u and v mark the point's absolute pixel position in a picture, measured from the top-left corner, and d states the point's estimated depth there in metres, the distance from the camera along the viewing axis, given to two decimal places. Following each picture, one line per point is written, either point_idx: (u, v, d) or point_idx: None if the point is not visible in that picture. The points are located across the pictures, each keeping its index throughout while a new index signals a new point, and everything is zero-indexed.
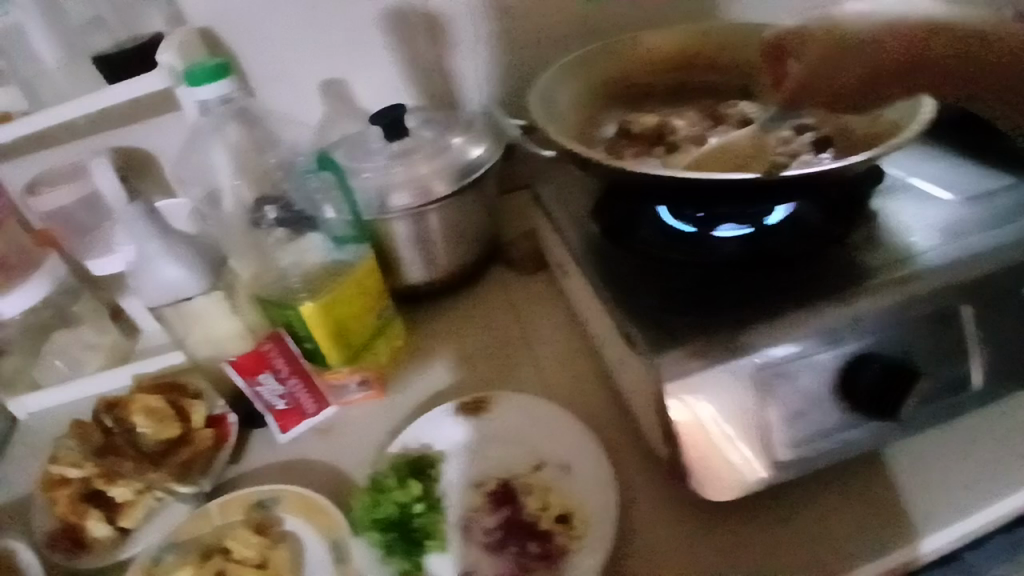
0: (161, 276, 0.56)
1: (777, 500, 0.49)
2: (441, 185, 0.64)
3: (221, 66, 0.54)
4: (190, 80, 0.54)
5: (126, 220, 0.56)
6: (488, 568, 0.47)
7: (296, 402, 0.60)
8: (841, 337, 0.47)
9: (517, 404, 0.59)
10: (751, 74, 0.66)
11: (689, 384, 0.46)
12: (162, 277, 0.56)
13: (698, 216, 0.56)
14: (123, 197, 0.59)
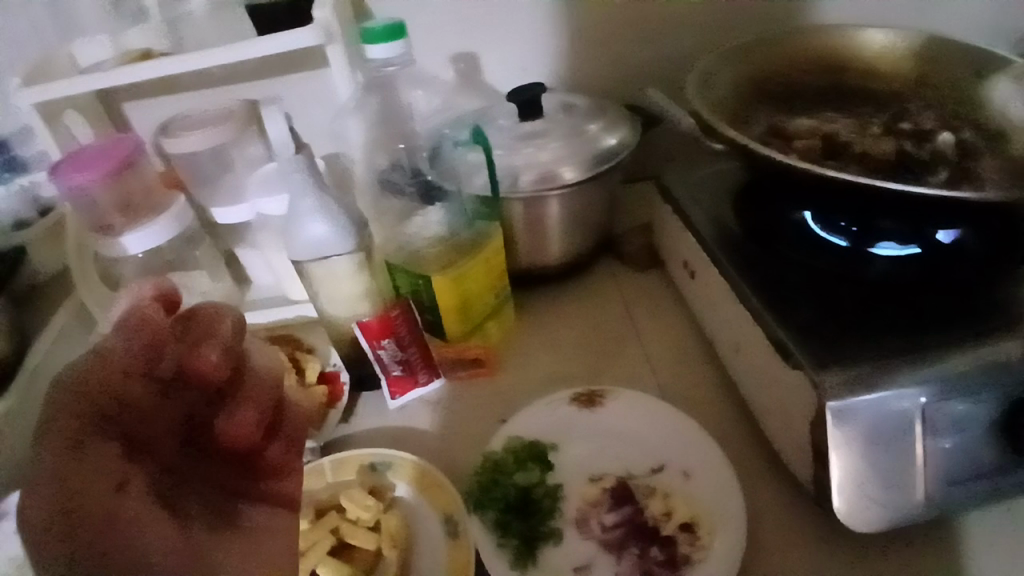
0: (308, 229, 0.55)
1: (919, 539, 0.46)
2: (574, 169, 0.62)
3: (398, 27, 0.55)
4: (367, 37, 0.55)
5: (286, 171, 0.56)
6: (604, 565, 0.46)
7: (410, 370, 0.60)
8: (1018, 375, 0.44)
9: (633, 402, 0.57)
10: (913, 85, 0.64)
11: (847, 404, 0.43)
12: (311, 231, 0.55)
13: (851, 229, 0.51)
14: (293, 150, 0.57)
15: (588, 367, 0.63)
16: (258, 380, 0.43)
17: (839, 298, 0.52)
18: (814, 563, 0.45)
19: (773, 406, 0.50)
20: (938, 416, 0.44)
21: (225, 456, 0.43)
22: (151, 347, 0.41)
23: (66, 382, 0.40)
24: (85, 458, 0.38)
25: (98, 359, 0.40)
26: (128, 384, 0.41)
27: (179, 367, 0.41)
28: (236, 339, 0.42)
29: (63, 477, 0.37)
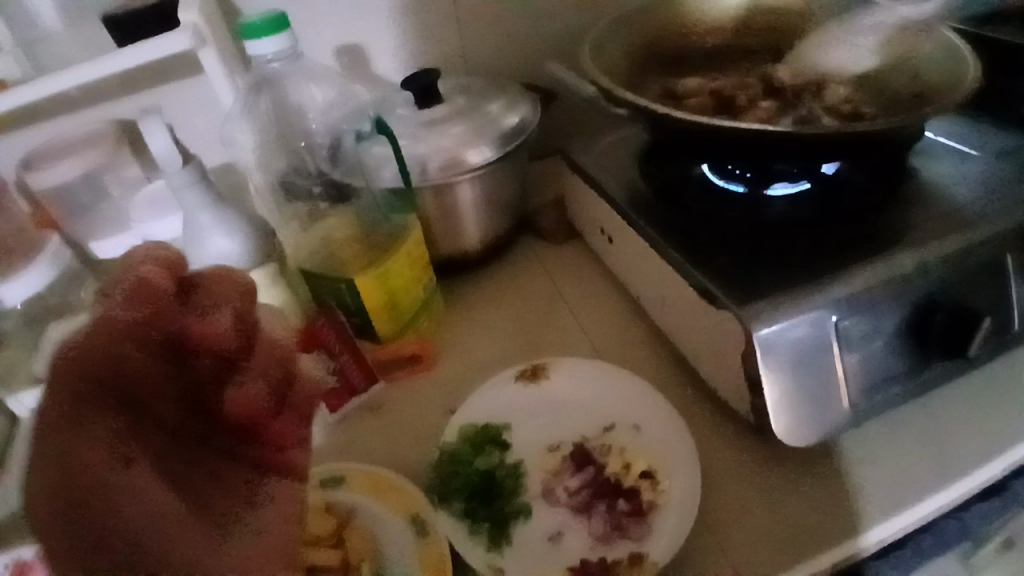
0: (211, 244, 0.57)
1: (847, 445, 0.50)
2: (482, 150, 0.62)
3: (281, 19, 0.55)
4: (249, 32, 0.54)
5: (176, 187, 0.56)
6: (576, 529, 0.47)
7: (346, 380, 0.58)
8: (905, 282, 0.49)
9: (575, 368, 0.58)
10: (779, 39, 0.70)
11: (772, 332, 0.47)
12: (211, 244, 0.57)
13: (746, 176, 0.58)
14: (176, 158, 0.56)
15: (526, 343, 0.63)
16: (270, 348, 0.33)
17: (745, 239, 0.56)
18: (762, 484, 0.49)
19: (706, 348, 0.53)
20: (848, 329, 0.48)
21: (239, 442, 0.31)
22: (159, 315, 0.29)
23: (62, 354, 0.27)
24: (77, 445, 0.26)
25: (96, 321, 0.28)
26: (125, 347, 0.28)
27: (178, 330, 0.30)
28: (243, 314, 0.32)
29: (51, 466, 0.25)
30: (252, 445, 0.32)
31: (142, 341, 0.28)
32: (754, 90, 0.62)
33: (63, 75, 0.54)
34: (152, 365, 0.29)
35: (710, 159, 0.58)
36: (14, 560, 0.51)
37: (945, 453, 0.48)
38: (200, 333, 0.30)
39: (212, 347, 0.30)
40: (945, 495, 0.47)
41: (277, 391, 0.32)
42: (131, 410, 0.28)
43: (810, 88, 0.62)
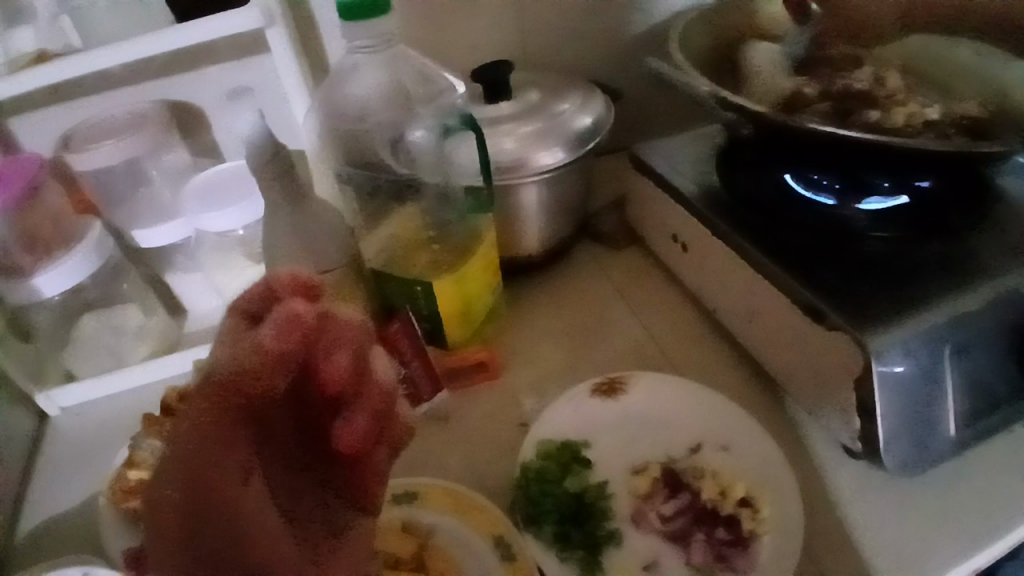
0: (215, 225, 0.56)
1: (951, 475, 0.48)
2: (560, 152, 0.59)
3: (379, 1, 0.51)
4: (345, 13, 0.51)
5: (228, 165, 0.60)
6: (673, 559, 0.44)
7: (414, 389, 0.54)
8: (1015, 304, 0.47)
9: (656, 384, 0.55)
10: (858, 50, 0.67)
11: (888, 356, 0.44)
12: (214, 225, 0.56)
13: (834, 187, 0.53)
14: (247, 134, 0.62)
15: (596, 354, 0.61)
16: (384, 391, 0.30)
17: (839, 253, 0.53)
18: (867, 517, 0.46)
19: (799, 369, 0.51)
20: (960, 355, 0.46)
21: (329, 472, 0.30)
22: (304, 345, 0.28)
23: (212, 371, 0.28)
24: (199, 460, 0.27)
25: (245, 347, 0.28)
26: (269, 377, 0.28)
27: (305, 367, 0.28)
28: (358, 347, 0.29)
29: (182, 465, 0.27)
30: (341, 475, 0.30)
31: (279, 372, 0.27)
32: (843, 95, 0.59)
33: (122, 47, 0.50)
34: (281, 396, 0.28)
35: (802, 167, 0.54)
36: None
37: None
38: (327, 376, 0.28)
39: (326, 390, 0.28)
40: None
41: (377, 431, 0.30)
42: (263, 435, 0.28)
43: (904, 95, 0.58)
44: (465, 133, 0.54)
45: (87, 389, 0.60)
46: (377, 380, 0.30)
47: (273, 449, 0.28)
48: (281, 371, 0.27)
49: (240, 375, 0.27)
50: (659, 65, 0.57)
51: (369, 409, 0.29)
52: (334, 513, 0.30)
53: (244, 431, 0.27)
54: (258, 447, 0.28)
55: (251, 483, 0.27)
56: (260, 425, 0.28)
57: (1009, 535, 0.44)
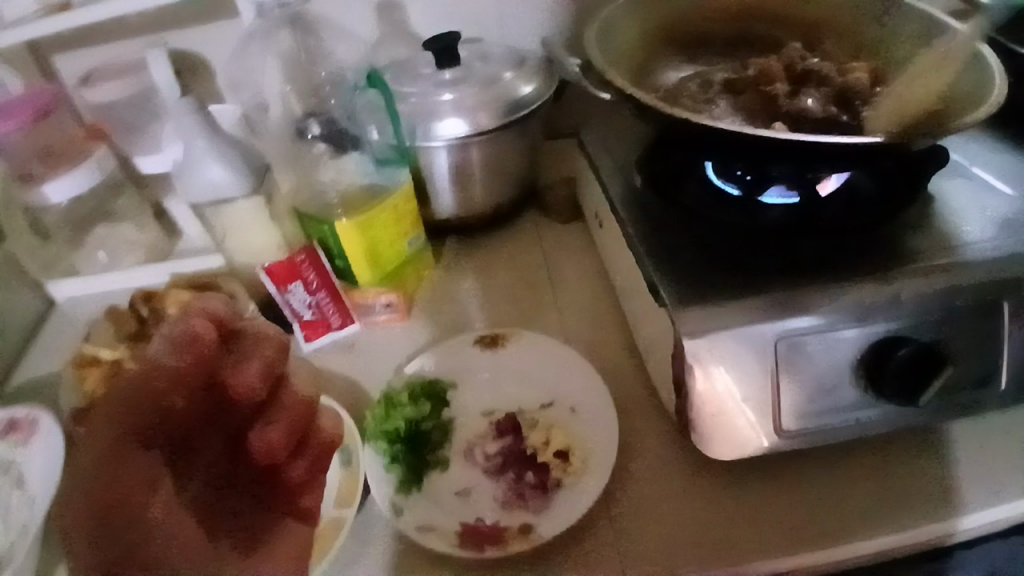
0: (206, 173, 0.59)
1: (775, 469, 0.49)
2: (485, 118, 0.63)
3: None
4: None
5: (177, 117, 0.58)
6: (485, 490, 0.49)
7: (322, 314, 0.63)
8: (874, 315, 0.47)
9: (532, 344, 0.59)
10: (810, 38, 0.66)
11: (704, 338, 0.46)
12: (207, 173, 0.59)
13: (745, 177, 0.51)
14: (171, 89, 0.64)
15: (503, 313, 0.65)
16: (297, 405, 0.42)
17: (724, 247, 0.54)
18: (678, 491, 0.48)
19: (654, 347, 0.53)
20: (798, 352, 0.46)
21: (252, 481, 0.42)
22: (199, 365, 0.39)
23: (134, 392, 0.39)
24: (126, 463, 0.37)
25: (144, 377, 0.40)
26: (171, 396, 0.39)
27: (213, 376, 0.40)
28: (278, 355, 0.42)
29: (103, 475, 0.36)
30: (263, 488, 0.42)
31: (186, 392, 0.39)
32: (743, 81, 0.60)
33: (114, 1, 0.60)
34: (184, 409, 0.39)
35: (716, 155, 0.52)
36: (9, 419, 0.58)
37: (872, 491, 0.47)
38: (230, 391, 0.40)
39: (238, 397, 0.40)
40: (876, 546, 0.44)
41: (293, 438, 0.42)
42: (170, 441, 0.39)
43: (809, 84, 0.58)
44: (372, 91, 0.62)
45: (102, 281, 0.74)
46: (290, 394, 0.42)
47: (192, 453, 0.40)
48: (185, 386, 0.39)
49: (150, 398, 0.39)
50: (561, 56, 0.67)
51: (278, 416, 0.42)
52: (255, 522, 0.42)
53: (150, 450, 0.38)
54: (180, 456, 0.39)
55: (158, 488, 0.37)
56: (181, 438, 0.39)
57: (815, 544, 0.44)
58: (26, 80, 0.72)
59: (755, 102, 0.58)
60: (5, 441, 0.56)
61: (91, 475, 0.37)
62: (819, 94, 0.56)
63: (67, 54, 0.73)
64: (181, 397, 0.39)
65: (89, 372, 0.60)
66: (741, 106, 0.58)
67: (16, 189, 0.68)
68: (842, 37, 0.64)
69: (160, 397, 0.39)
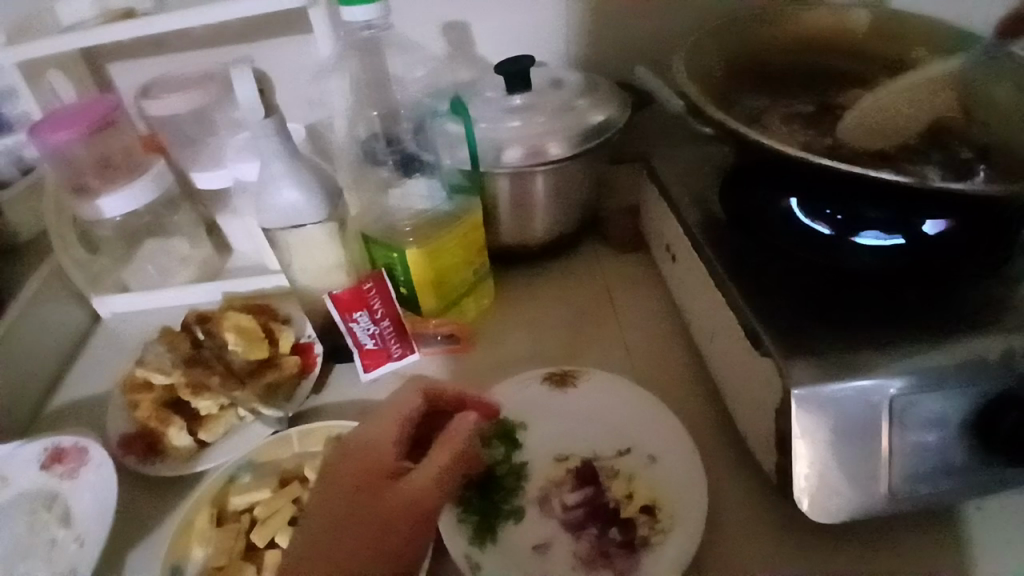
0: (280, 196, 0.56)
1: (877, 531, 0.45)
2: (557, 147, 0.60)
3: None
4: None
5: (257, 136, 0.55)
6: (563, 544, 0.46)
7: (384, 344, 0.60)
8: (990, 370, 0.43)
9: (602, 383, 0.56)
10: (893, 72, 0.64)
11: (806, 393, 0.43)
12: (281, 197, 0.56)
13: (836, 218, 0.48)
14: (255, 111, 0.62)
15: (565, 348, 0.63)
16: (466, 443, 0.46)
17: (814, 289, 0.51)
18: (771, 555, 0.45)
19: (740, 395, 0.50)
20: (904, 411, 0.43)
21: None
22: (463, 454, 0.46)
23: (358, 453, 0.46)
24: (360, 510, 0.43)
25: (373, 440, 0.47)
26: (388, 453, 0.46)
27: (466, 436, 0.46)
28: (469, 449, 0.46)
29: (365, 531, 0.42)
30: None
31: (400, 455, 0.47)
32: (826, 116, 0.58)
33: (184, 14, 0.58)
34: (384, 457, 0.45)
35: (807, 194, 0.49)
36: (53, 446, 0.55)
37: (986, 562, 0.43)
38: (397, 500, 0.43)
39: (458, 453, 0.45)
40: None
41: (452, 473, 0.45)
42: (386, 517, 0.42)
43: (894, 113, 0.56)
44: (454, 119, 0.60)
45: (151, 298, 0.72)
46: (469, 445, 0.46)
47: (369, 525, 0.42)
48: (448, 476, 0.44)
49: (384, 445, 0.46)
50: (645, 76, 0.64)
51: (453, 475, 0.45)
52: None
53: (356, 493, 0.44)
54: (360, 524, 0.42)
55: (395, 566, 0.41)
56: (354, 509, 0.43)
57: None
58: (85, 90, 0.71)
59: (848, 130, 0.55)
60: (50, 472, 0.54)
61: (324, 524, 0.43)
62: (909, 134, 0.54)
63: (128, 64, 0.73)
64: (394, 466, 0.45)
65: (142, 398, 0.58)
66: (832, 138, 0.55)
67: (72, 201, 0.67)
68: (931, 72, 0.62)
69: (430, 489, 0.44)
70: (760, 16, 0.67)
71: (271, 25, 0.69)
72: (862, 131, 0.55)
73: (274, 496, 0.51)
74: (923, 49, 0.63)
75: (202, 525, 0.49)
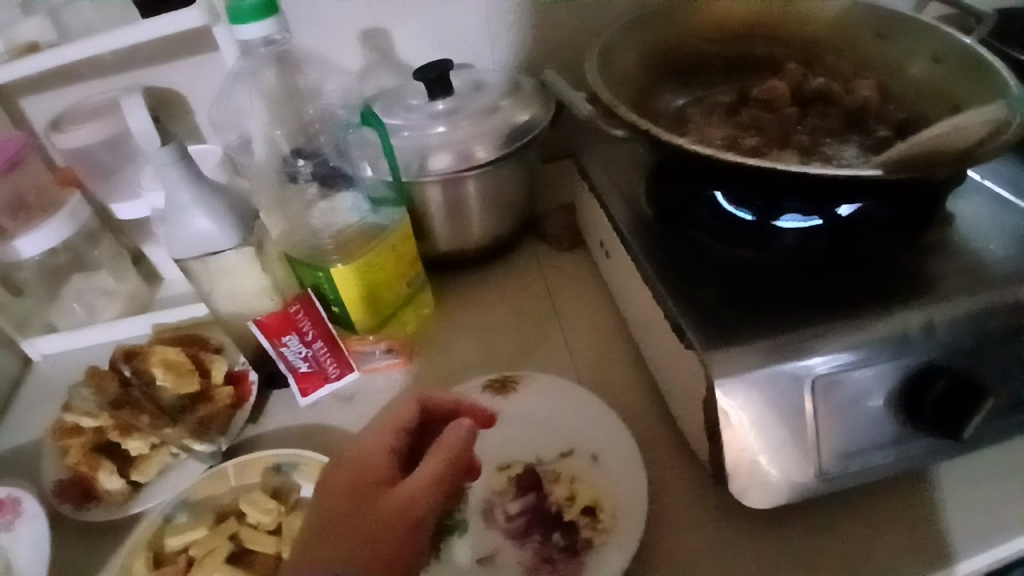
0: (192, 225, 0.53)
1: (812, 509, 0.46)
2: (483, 151, 0.60)
3: (267, 3, 0.52)
4: (234, 17, 0.52)
5: (157, 166, 0.53)
6: (509, 555, 0.46)
7: (319, 366, 0.59)
8: (908, 346, 0.44)
9: (544, 385, 0.56)
10: (809, 52, 0.65)
11: (731, 381, 0.43)
12: (194, 225, 0.54)
13: (757, 204, 0.50)
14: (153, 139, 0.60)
15: (508, 353, 0.62)
16: (463, 445, 0.44)
17: (743, 276, 0.52)
18: (714, 544, 0.45)
19: (677, 388, 0.50)
20: (832, 392, 0.44)
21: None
22: (458, 459, 0.44)
23: (353, 461, 0.45)
24: (355, 513, 0.42)
25: (368, 448, 0.45)
26: (383, 461, 0.45)
27: (462, 441, 0.45)
28: (466, 454, 0.45)
29: (357, 534, 0.40)
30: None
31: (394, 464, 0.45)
32: (741, 104, 0.60)
33: (80, 43, 0.56)
34: (380, 464, 0.44)
35: (725, 187, 0.50)
36: None
37: (920, 531, 0.44)
38: (390, 501, 0.42)
39: (455, 457, 0.44)
40: None
41: (447, 476, 0.43)
42: (381, 520, 0.41)
43: (806, 100, 0.58)
44: (368, 129, 0.60)
45: (78, 337, 0.69)
46: (467, 450, 0.45)
47: (363, 529, 0.41)
48: (443, 481, 0.43)
49: (379, 453, 0.45)
50: (554, 77, 0.65)
51: (448, 480, 0.43)
52: None
53: (352, 498, 0.42)
54: (354, 528, 0.41)
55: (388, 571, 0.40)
56: (348, 515, 0.42)
57: None
58: None
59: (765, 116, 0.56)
60: None
61: (319, 527, 0.42)
62: (820, 119, 0.55)
63: (35, 97, 0.70)
64: (390, 471, 0.44)
65: (70, 444, 0.55)
66: (749, 126, 0.56)
67: None
68: (843, 49, 0.63)
69: (424, 492, 0.42)
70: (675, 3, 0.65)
71: (182, 44, 0.67)
72: (779, 121, 0.55)
73: (211, 533, 0.49)
74: (838, 27, 0.63)
75: None
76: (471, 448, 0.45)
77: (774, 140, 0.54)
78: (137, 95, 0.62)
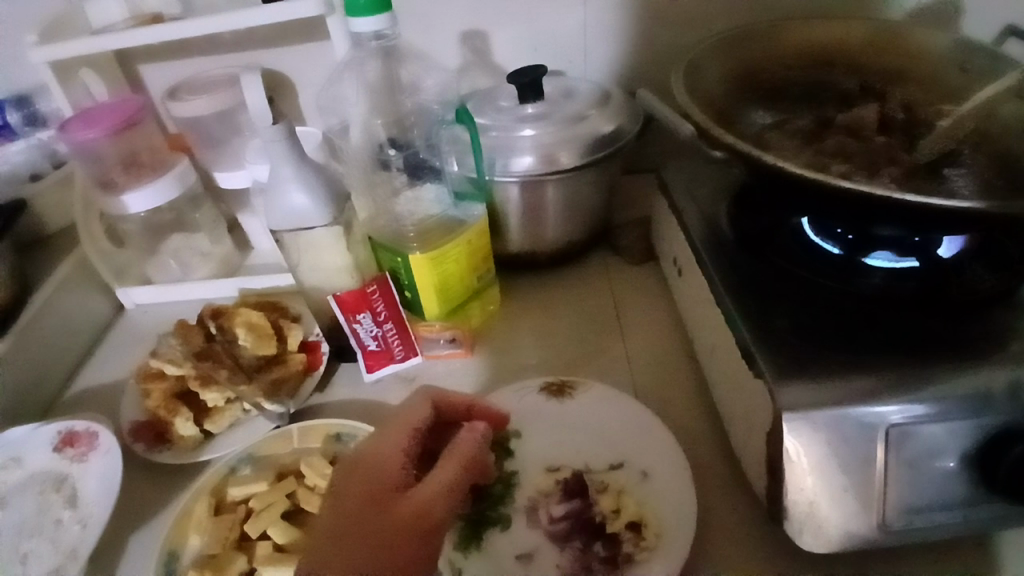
0: (290, 200, 0.57)
1: (869, 561, 0.44)
2: (567, 156, 0.60)
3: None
4: (349, 8, 0.55)
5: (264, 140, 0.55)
6: (548, 556, 0.46)
7: (386, 346, 0.61)
8: (993, 404, 0.42)
9: (601, 395, 0.56)
10: (892, 84, 0.62)
11: (799, 417, 0.42)
12: (290, 200, 0.57)
13: (846, 236, 0.48)
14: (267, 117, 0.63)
15: (569, 358, 0.63)
16: (475, 451, 0.48)
17: (820, 311, 0.50)
18: None
19: (737, 417, 0.49)
20: (905, 442, 0.42)
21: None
22: (470, 465, 0.47)
23: (369, 461, 0.47)
24: (371, 517, 0.44)
25: (382, 449, 0.48)
26: (397, 464, 0.47)
27: (474, 447, 0.48)
28: (478, 458, 0.48)
29: (375, 538, 0.43)
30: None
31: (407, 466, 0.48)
32: (828, 130, 0.58)
33: (205, 21, 0.60)
34: (394, 465, 0.47)
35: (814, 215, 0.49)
36: (68, 431, 0.57)
37: None
38: (407, 507, 0.44)
39: (468, 462, 0.47)
40: None
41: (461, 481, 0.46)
42: (397, 524, 0.43)
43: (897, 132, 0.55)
44: (459, 127, 0.61)
45: (169, 292, 0.75)
46: (477, 456, 0.48)
47: (382, 534, 0.43)
48: (457, 486, 0.46)
49: (393, 455, 0.48)
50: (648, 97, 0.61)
51: (461, 485, 0.46)
52: None
53: (369, 501, 0.45)
54: (372, 533, 0.43)
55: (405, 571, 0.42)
56: (366, 518, 0.44)
57: None
58: (120, 90, 0.75)
59: (844, 144, 0.53)
60: (60, 456, 0.56)
61: (335, 531, 0.44)
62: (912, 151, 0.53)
63: (160, 66, 0.76)
64: (403, 476, 0.47)
65: (153, 387, 0.60)
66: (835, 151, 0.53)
67: (98, 196, 0.70)
68: (925, 83, 0.61)
69: (440, 496, 0.45)
70: (756, 28, 0.65)
71: (295, 31, 0.71)
72: (869, 148, 0.53)
73: (271, 490, 0.52)
74: (918, 64, 0.63)
75: (201, 515, 0.50)
76: (481, 453, 0.48)
77: (862, 166, 0.51)
78: (251, 73, 0.66)
